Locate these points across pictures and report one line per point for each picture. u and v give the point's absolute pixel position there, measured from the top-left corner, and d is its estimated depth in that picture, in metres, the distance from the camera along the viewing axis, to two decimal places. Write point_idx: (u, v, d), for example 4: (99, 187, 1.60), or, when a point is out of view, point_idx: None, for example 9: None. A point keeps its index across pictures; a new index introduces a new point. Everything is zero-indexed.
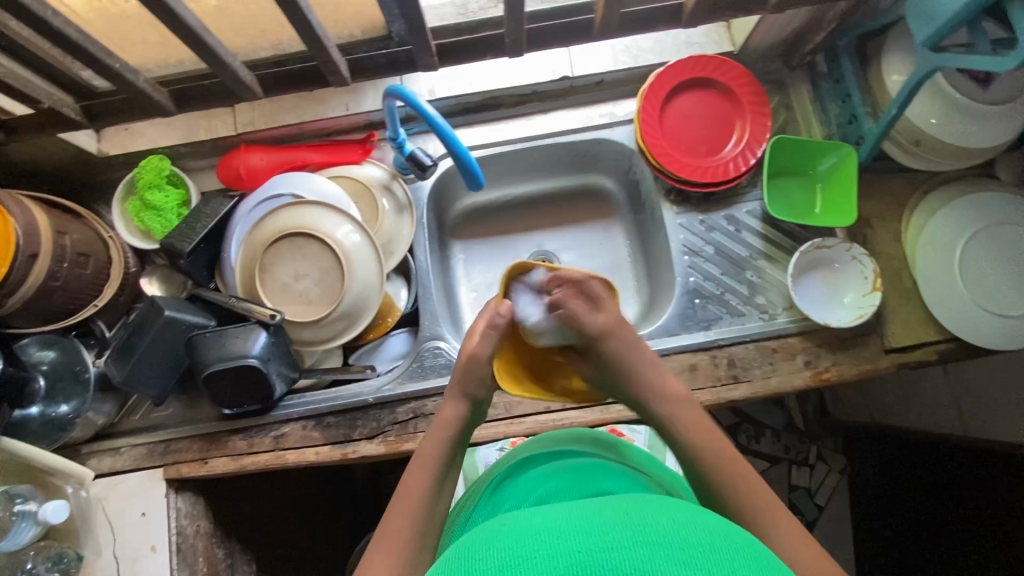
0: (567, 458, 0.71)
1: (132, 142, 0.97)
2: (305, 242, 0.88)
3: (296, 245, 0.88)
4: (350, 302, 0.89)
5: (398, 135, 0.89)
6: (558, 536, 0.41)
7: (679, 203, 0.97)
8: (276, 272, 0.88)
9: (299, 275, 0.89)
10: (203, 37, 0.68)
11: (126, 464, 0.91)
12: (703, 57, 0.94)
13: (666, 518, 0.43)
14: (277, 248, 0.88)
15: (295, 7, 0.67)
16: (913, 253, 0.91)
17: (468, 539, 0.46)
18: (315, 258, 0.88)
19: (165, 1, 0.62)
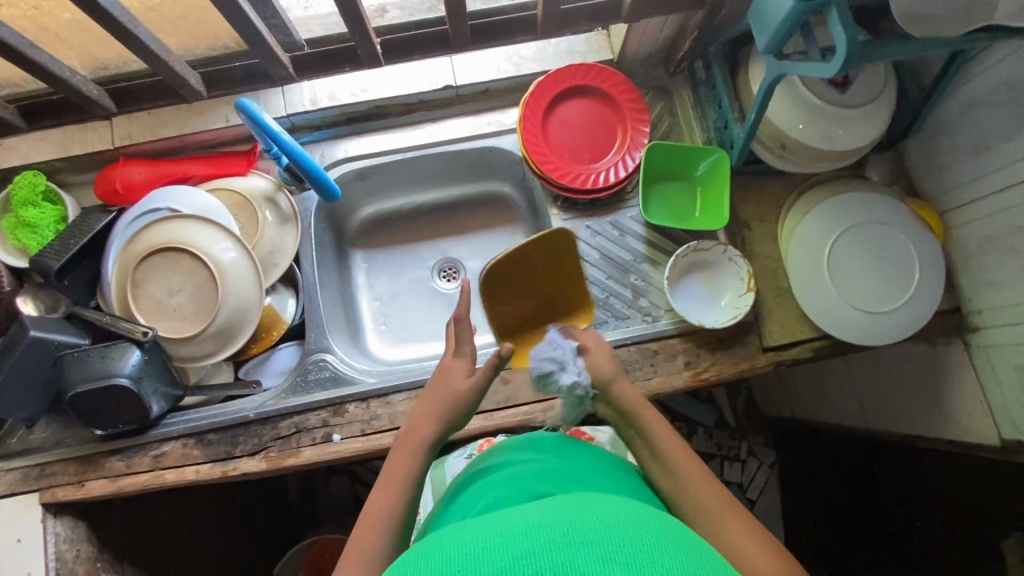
0: (514, 465, 0.67)
1: (5, 158, 0.95)
2: (179, 258, 0.87)
3: (168, 261, 0.87)
4: (225, 318, 0.88)
5: (272, 148, 0.87)
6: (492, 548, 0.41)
7: (565, 209, 0.98)
8: (147, 288, 0.87)
9: (173, 291, 0.88)
10: (28, 54, 0.69)
11: (1, 489, 0.89)
12: (583, 66, 0.96)
13: (590, 515, 0.43)
14: (149, 264, 0.87)
15: (123, 24, 0.66)
16: (786, 253, 0.94)
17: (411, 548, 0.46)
18: (189, 274, 0.87)
19: None
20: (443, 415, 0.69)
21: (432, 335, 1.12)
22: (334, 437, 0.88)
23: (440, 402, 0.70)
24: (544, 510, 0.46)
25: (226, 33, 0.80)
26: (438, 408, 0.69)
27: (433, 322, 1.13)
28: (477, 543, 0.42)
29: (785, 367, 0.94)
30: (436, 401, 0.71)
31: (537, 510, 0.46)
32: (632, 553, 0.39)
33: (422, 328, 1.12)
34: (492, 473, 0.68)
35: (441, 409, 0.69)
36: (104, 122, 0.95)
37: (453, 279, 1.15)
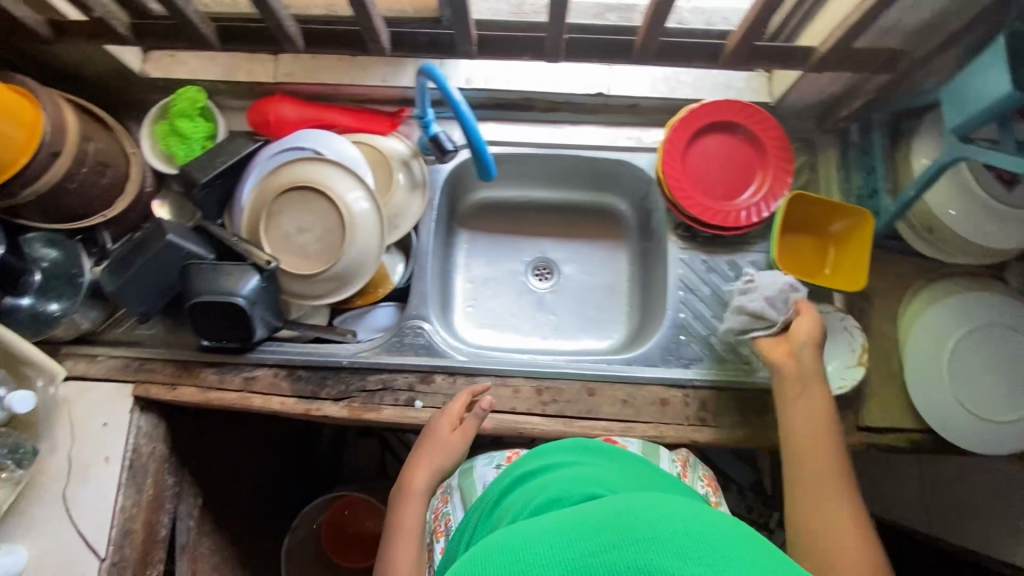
0: (561, 469, 0.69)
1: (175, 69, 1.00)
2: (315, 200, 0.90)
3: (306, 200, 0.90)
4: (344, 265, 0.91)
5: (425, 115, 0.91)
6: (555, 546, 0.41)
7: (685, 238, 0.98)
8: (280, 221, 0.91)
9: (302, 230, 0.91)
10: None
11: (100, 372, 0.93)
12: (739, 103, 0.95)
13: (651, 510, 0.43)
14: (287, 199, 0.90)
15: None
16: (905, 337, 0.91)
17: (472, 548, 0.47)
18: (321, 217, 0.90)
19: None
20: (441, 466, 0.77)
21: (514, 329, 1.13)
22: (416, 403, 0.90)
23: (437, 454, 0.77)
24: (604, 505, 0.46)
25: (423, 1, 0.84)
26: (436, 462, 0.77)
27: (518, 317, 1.13)
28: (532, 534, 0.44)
29: (875, 451, 0.91)
30: (432, 452, 0.78)
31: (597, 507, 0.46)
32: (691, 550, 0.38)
33: (506, 320, 1.13)
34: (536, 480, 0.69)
35: (438, 459, 0.77)
36: (271, 56, 0.99)
37: (546, 279, 1.15)
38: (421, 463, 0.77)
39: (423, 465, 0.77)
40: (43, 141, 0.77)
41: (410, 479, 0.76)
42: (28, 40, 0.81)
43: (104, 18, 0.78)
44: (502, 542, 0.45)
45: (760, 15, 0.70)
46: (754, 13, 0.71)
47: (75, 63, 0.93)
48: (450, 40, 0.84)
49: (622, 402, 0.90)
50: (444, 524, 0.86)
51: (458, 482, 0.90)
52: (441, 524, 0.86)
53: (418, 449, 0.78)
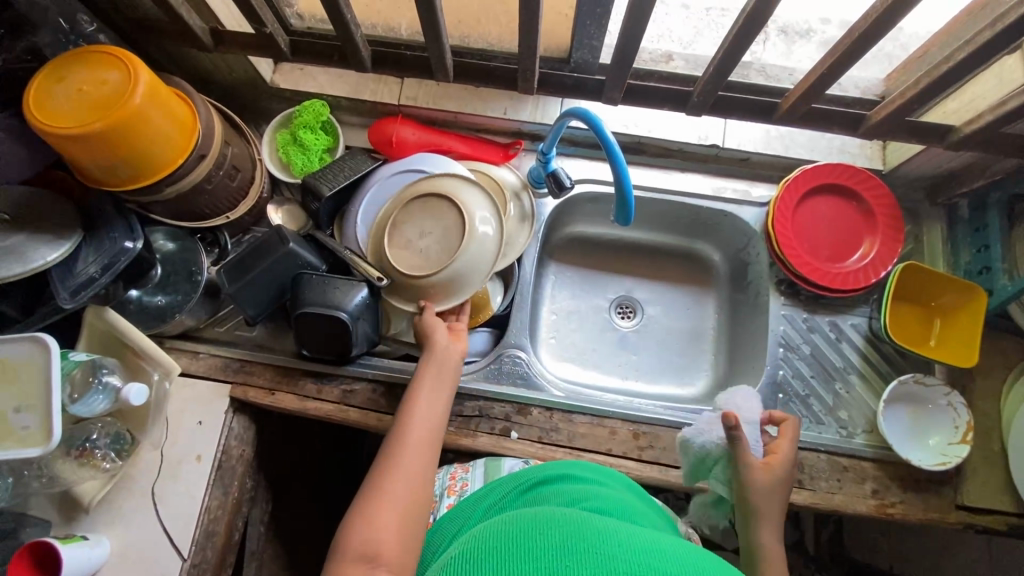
0: (593, 485, 0.67)
1: (302, 82, 1.03)
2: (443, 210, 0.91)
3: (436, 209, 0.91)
4: (457, 273, 0.90)
5: (549, 151, 0.92)
6: (621, 544, 0.47)
7: (787, 295, 0.99)
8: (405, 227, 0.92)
9: (426, 237, 0.91)
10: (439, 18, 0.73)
11: (200, 369, 0.94)
12: (854, 169, 0.96)
13: (701, 557, 0.47)
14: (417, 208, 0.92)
15: (531, 21, 0.72)
16: (1009, 418, 0.90)
17: (533, 511, 0.52)
18: (443, 226, 0.91)
19: None
20: (435, 406, 0.79)
21: (595, 366, 1.12)
22: (512, 434, 0.90)
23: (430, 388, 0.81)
24: (661, 537, 0.50)
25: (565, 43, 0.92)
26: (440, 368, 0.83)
27: (599, 354, 1.13)
28: (592, 534, 0.48)
29: (971, 531, 0.89)
30: (431, 379, 0.82)
31: (651, 536, 0.50)
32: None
33: (588, 356, 1.13)
34: (567, 479, 0.67)
35: (434, 392, 0.81)
36: (398, 79, 1.02)
37: (630, 318, 1.15)
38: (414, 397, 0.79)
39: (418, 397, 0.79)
40: (196, 144, 0.79)
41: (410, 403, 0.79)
42: (190, 45, 0.84)
43: (273, 33, 0.80)
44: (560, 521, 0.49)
45: (919, 93, 0.72)
46: (913, 90, 0.73)
47: (215, 67, 0.96)
48: (597, 85, 0.88)
49: None
50: (459, 487, 0.83)
51: (484, 460, 0.86)
52: (456, 486, 0.83)
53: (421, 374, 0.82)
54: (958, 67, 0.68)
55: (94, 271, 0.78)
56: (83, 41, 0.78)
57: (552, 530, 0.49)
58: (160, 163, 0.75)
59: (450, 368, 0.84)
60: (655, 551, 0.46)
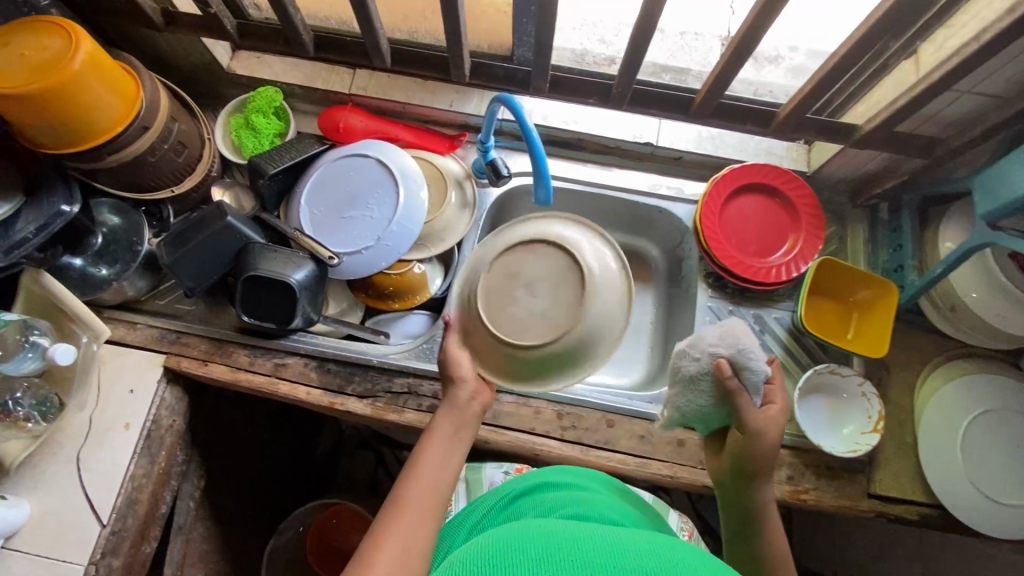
0: (572, 490, 0.72)
1: (258, 69, 1.07)
2: (549, 256, 0.71)
3: (539, 250, 0.71)
4: (581, 343, 0.70)
5: (487, 141, 0.96)
6: (591, 547, 0.48)
7: (714, 288, 1.03)
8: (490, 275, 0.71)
9: (532, 301, 0.70)
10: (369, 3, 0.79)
11: (136, 340, 0.95)
12: (779, 169, 1.01)
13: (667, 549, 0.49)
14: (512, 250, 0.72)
15: (453, 11, 0.77)
16: (920, 410, 0.93)
17: (510, 529, 0.54)
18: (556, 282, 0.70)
19: None
20: (446, 468, 0.68)
21: None
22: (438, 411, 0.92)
23: (444, 441, 0.70)
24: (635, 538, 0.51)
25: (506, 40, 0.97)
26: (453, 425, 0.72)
27: None
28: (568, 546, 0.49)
29: (884, 520, 0.91)
30: (445, 436, 0.71)
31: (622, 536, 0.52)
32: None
33: None
34: (546, 491, 0.72)
35: (446, 451, 0.70)
36: (350, 70, 1.07)
37: None
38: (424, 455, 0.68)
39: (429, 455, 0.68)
40: (138, 114, 0.82)
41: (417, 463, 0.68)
42: (142, 24, 0.89)
43: (217, 14, 0.87)
44: (535, 537, 0.51)
45: (812, 90, 0.77)
46: (810, 87, 0.78)
47: (172, 50, 1.00)
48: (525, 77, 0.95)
49: (640, 437, 0.92)
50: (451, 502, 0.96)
51: (466, 474, 0.97)
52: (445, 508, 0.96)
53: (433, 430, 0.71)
54: (845, 64, 0.73)
55: (30, 232, 0.80)
56: (35, 12, 0.81)
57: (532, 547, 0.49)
58: (98, 128, 0.78)
59: (469, 419, 0.73)
60: (623, 551, 0.48)
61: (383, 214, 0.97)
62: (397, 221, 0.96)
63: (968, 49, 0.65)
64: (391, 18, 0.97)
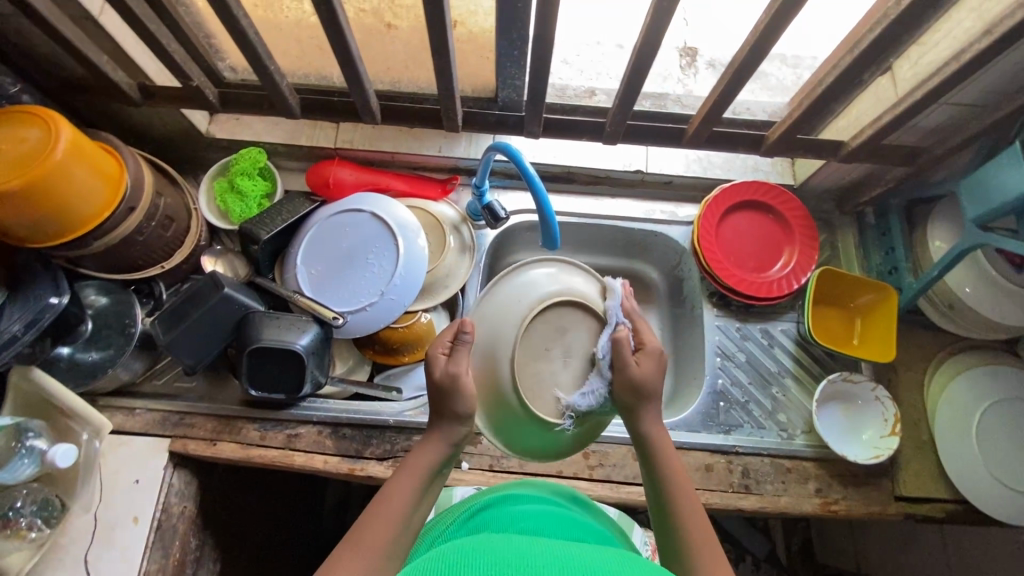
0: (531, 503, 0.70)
1: (238, 130, 1.05)
2: (594, 333, 0.68)
3: (584, 318, 0.68)
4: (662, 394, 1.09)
5: (482, 185, 0.96)
6: (543, 561, 0.46)
7: (719, 306, 1.04)
8: (527, 329, 0.67)
9: None
10: (357, 65, 0.79)
11: (137, 426, 0.91)
12: (767, 184, 1.03)
13: (615, 563, 0.46)
14: (562, 303, 0.68)
15: (445, 69, 0.78)
16: (933, 407, 0.95)
17: (455, 547, 0.50)
18: None
19: (342, 34, 0.72)
20: (416, 506, 0.62)
21: None
22: (464, 464, 0.90)
23: (417, 479, 0.63)
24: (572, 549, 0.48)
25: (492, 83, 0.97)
26: (426, 461, 0.64)
27: None
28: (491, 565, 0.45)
29: (913, 521, 0.92)
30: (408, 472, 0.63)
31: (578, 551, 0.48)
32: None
33: None
34: (508, 504, 0.69)
35: (413, 487, 0.62)
36: (334, 124, 1.05)
37: None
38: (394, 494, 0.61)
39: (398, 494, 0.61)
40: (123, 195, 0.79)
41: (383, 497, 0.61)
42: (119, 100, 0.86)
43: (200, 86, 0.85)
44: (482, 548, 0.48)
45: (801, 115, 0.80)
46: (796, 113, 0.81)
47: (147, 121, 0.97)
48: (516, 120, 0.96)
49: None
50: None
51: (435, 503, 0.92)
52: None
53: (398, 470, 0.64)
54: (828, 93, 0.75)
55: (17, 329, 0.75)
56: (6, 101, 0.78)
57: (477, 560, 0.46)
58: (85, 215, 0.75)
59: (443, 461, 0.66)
60: (576, 564, 0.45)
61: (384, 268, 0.95)
62: (399, 274, 0.95)
63: (947, 68, 0.67)
64: (374, 71, 0.96)
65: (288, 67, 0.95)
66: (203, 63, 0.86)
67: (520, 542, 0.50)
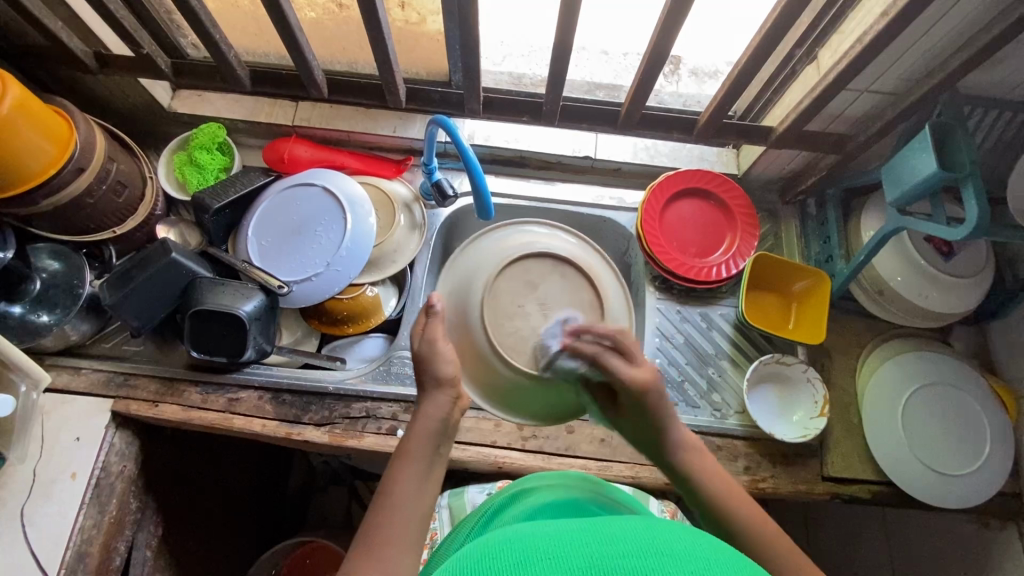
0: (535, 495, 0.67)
1: (199, 106, 1.08)
2: (559, 278, 0.71)
3: (556, 272, 0.71)
4: None
5: (430, 162, 0.99)
6: (573, 544, 0.42)
7: (661, 289, 1.06)
8: (500, 282, 0.69)
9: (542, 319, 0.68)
10: (298, 40, 0.82)
11: (81, 386, 0.93)
12: (710, 172, 1.06)
13: (648, 531, 0.43)
14: (532, 259, 0.71)
15: (382, 44, 0.81)
16: (862, 392, 0.97)
17: (477, 544, 0.45)
18: (571, 295, 0.70)
19: (281, 9, 0.76)
20: (426, 478, 0.59)
21: None
22: (398, 432, 0.92)
23: (422, 456, 0.60)
24: (603, 525, 0.45)
25: (442, 67, 1.01)
26: (428, 434, 0.62)
27: None
28: (524, 556, 0.41)
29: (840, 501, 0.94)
30: (413, 454, 0.61)
31: (599, 522, 0.46)
32: (681, 563, 0.39)
33: None
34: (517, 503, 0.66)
35: (422, 466, 0.60)
36: (292, 102, 1.09)
37: None
38: (401, 478, 0.58)
39: (407, 476, 0.59)
40: (72, 155, 0.82)
41: (392, 482, 0.58)
42: (77, 67, 0.89)
43: (150, 55, 0.89)
44: (510, 543, 0.43)
45: (725, 97, 0.83)
46: (721, 95, 0.84)
47: (109, 92, 1.01)
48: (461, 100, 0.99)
49: (599, 441, 0.93)
50: (430, 538, 0.91)
51: (448, 500, 0.94)
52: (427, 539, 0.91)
53: (399, 453, 0.61)
54: (745, 74, 0.78)
55: None
56: None
57: (501, 549, 0.43)
58: (32, 170, 0.79)
59: (441, 432, 0.63)
60: (607, 541, 0.42)
61: (332, 240, 0.98)
62: (346, 246, 0.97)
63: (854, 49, 0.70)
64: (328, 50, 1.00)
65: (246, 45, 0.99)
66: (157, 34, 0.90)
67: (548, 527, 0.46)
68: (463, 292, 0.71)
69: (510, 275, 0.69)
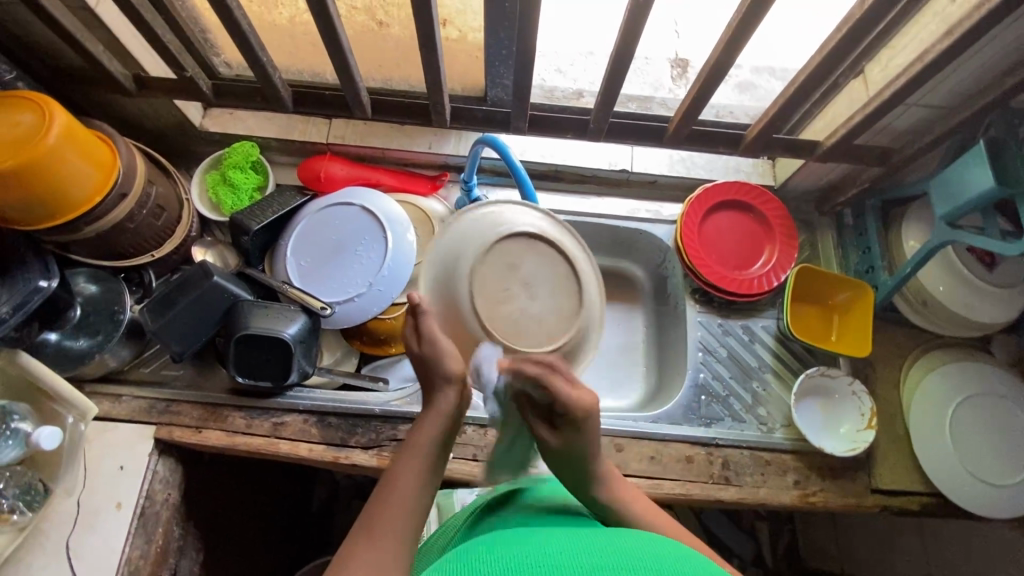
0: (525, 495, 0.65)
1: (231, 125, 1.07)
2: (541, 256, 0.69)
3: (533, 248, 0.69)
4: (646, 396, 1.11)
5: (470, 180, 0.98)
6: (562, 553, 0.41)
7: (701, 302, 1.06)
8: (481, 268, 0.68)
9: (528, 300, 0.68)
10: (348, 62, 0.81)
11: (122, 413, 0.91)
12: (748, 184, 1.06)
13: (640, 545, 0.42)
14: (509, 239, 0.69)
15: (433, 65, 0.81)
16: (908, 403, 0.97)
17: (467, 550, 0.45)
18: (550, 271, 0.69)
19: (336, 32, 0.75)
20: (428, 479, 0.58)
21: None
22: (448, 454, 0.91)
23: (425, 455, 0.59)
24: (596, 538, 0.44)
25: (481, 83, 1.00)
26: (434, 431, 0.61)
27: None
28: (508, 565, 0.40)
29: (888, 513, 0.94)
30: (415, 450, 0.60)
31: (596, 535, 0.45)
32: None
33: None
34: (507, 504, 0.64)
35: (423, 466, 0.58)
36: (326, 120, 1.08)
37: None
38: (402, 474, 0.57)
39: (408, 472, 0.57)
40: (115, 180, 0.80)
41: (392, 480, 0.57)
42: (115, 90, 0.88)
43: (193, 77, 0.88)
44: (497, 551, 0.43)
45: (777, 113, 0.83)
46: (773, 110, 0.83)
47: (141, 113, 0.99)
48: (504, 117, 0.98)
49: (649, 458, 0.93)
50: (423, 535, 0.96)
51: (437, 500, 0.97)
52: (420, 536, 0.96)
53: (402, 448, 0.60)
54: (800, 92, 0.78)
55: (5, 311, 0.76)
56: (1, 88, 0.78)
57: (490, 555, 0.42)
58: (76, 199, 0.77)
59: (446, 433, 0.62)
60: (596, 551, 0.41)
61: (373, 259, 0.97)
62: (388, 265, 0.96)
63: (914, 66, 0.70)
64: (366, 68, 0.99)
65: (283, 63, 0.98)
66: (198, 55, 0.88)
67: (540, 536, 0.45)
68: (446, 288, 0.69)
69: (490, 260, 0.68)
